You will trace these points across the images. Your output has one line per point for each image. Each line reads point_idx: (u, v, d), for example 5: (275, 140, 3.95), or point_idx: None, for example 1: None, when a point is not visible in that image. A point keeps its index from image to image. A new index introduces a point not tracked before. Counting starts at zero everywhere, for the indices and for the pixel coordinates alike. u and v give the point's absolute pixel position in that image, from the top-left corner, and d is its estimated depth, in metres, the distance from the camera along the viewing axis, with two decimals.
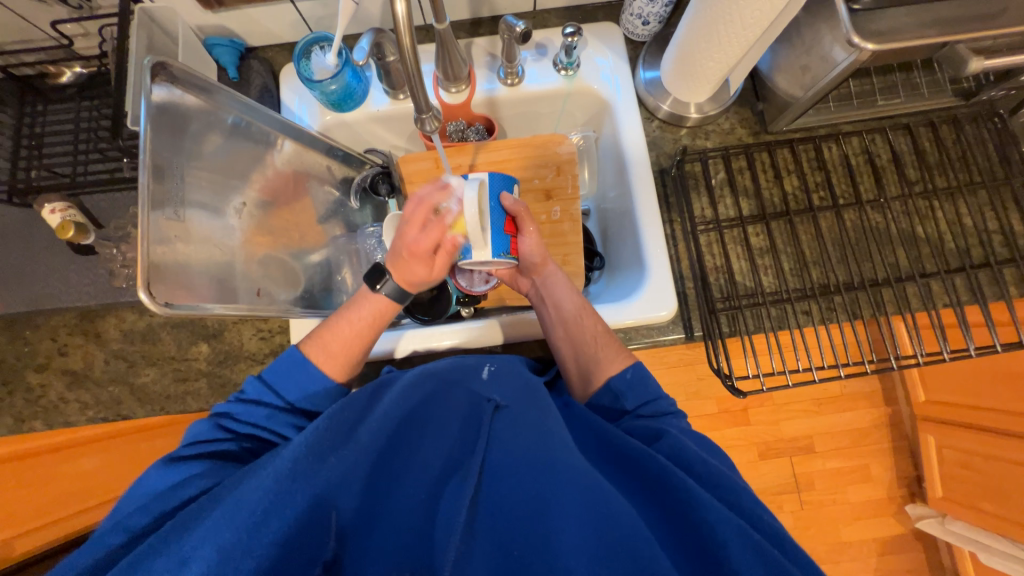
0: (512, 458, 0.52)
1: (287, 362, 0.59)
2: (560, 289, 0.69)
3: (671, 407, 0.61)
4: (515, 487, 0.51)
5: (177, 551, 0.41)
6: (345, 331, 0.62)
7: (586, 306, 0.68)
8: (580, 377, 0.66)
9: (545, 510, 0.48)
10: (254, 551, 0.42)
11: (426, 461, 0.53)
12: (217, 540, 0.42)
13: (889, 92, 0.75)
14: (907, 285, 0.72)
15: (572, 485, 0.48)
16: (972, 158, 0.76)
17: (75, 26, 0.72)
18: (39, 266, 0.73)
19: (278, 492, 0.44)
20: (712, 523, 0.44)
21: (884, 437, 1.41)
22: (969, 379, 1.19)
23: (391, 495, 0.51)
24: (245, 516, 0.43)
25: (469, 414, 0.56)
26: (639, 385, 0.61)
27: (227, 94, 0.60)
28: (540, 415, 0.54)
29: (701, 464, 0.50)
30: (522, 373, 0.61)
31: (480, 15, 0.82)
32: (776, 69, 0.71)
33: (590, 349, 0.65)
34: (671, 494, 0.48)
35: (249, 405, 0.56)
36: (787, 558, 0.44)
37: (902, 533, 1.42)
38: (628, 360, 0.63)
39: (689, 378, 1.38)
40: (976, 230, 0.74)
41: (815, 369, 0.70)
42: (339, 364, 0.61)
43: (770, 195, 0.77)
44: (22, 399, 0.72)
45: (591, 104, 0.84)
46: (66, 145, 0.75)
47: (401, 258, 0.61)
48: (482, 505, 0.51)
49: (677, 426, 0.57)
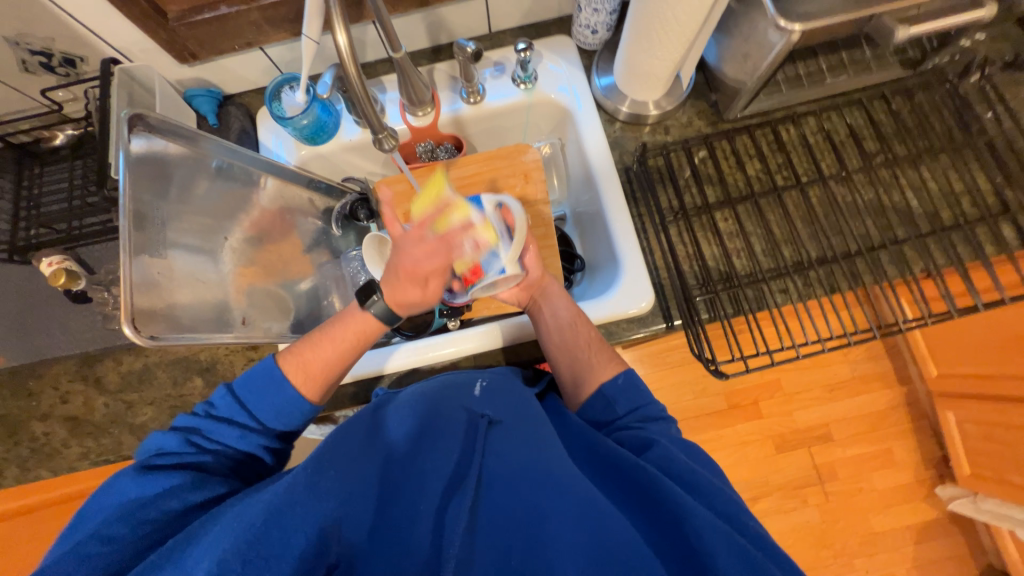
0: (509, 466, 0.50)
1: (264, 377, 0.58)
2: (556, 298, 0.70)
3: (663, 412, 0.60)
4: (513, 498, 0.48)
5: (178, 564, 0.41)
6: (326, 350, 0.61)
7: (580, 315, 0.69)
8: (573, 383, 0.65)
9: (542, 518, 0.46)
10: (254, 565, 0.40)
11: (426, 474, 0.49)
12: (216, 552, 0.40)
13: (837, 69, 0.76)
14: (881, 253, 0.73)
15: (567, 490, 0.47)
16: (930, 125, 0.77)
17: (65, 92, 0.78)
18: (39, 317, 0.77)
19: (283, 507, 0.43)
20: (700, 529, 0.43)
21: (902, 417, 1.38)
22: (968, 347, 1.16)
23: (390, 514, 0.47)
24: (245, 527, 0.41)
25: (462, 430, 0.54)
26: (630, 390, 0.61)
27: (213, 141, 0.64)
28: (535, 426, 0.55)
29: (689, 473, 0.49)
30: (515, 386, 0.62)
31: (439, 42, 0.86)
32: (722, 59, 0.74)
33: (584, 354, 0.65)
34: (659, 503, 0.46)
35: (218, 425, 0.56)
36: (773, 565, 0.44)
37: (937, 517, 1.35)
38: (620, 367, 0.64)
39: (693, 376, 1.37)
40: (943, 193, 0.75)
41: (798, 347, 0.68)
42: (318, 384, 0.60)
43: (735, 181, 0.79)
44: (27, 448, 0.74)
45: (553, 113, 0.88)
46: (61, 202, 0.80)
47: (398, 278, 0.60)
48: (481, 520, 0.47)
49: (667, 435, 0.56)
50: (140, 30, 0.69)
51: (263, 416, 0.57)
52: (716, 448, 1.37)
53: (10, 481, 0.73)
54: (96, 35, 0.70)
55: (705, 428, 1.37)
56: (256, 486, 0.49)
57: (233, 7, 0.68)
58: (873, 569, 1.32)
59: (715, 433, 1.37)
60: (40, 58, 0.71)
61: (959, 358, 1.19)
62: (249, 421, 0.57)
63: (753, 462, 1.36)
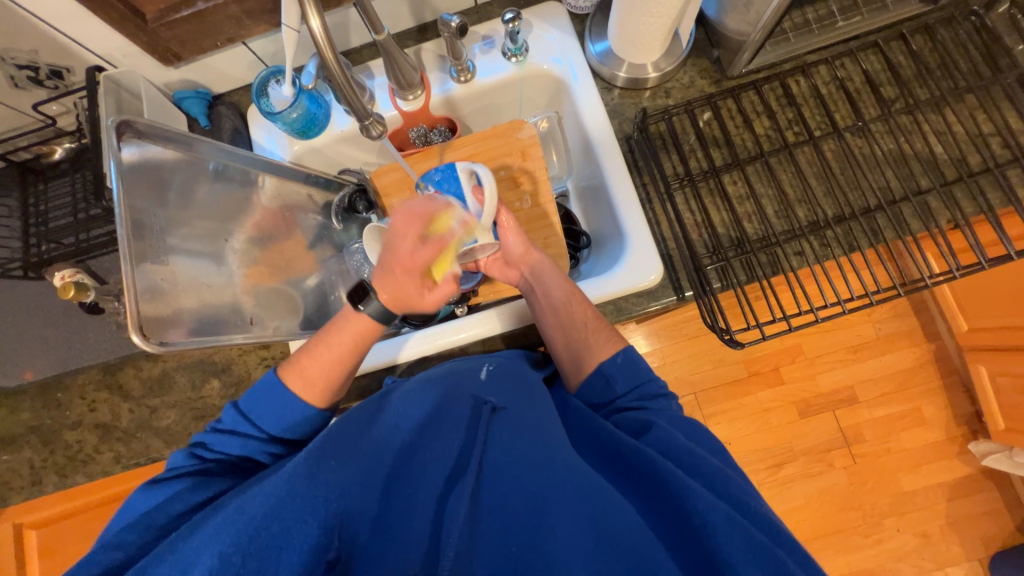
0: (511, 455, 0.49)
1: (265, 390, 0.59)
2: (548, 277, 0.68)
3: (664, 389, 0.59)
4: (517, 484, 0.47)
5: (179, 558, 0.42)
6: (323, 355, 0.60)
7: (577, 293, 0.66)
8: (573, 364, 0.63)
9: (543, 506, 0.46)
10: (254, 557, 0.41)
11: (426, 464, 0.50)
12: (217, 546, 0.41)
13: (850, 10, 0.71)
14: (902, 206, 0.68)
15: (570, 479, 0.46)
16: (954, 63, 0.72)
17: (57, 105, 0.78)
18: (59, 331, 0.79)
19: (281, 500, 0.43)
20: (703, 514, 0.42)
21: (931, 375, 1.33)
22: (1000, 299, 1.11)
23: (393, 505, 0.47)
24: (248, 520, 0.42)
25: (466, 418, 0.53)
26: (630, 369, 0.59)
27: (207, 143, 0.63)
28: (539, 413, 0.53)
29: (691, 456, 0.48)
30: (520, 372, 0.60)
31: (424, 20, 0.83)
32: (723, 11, 0.70)
33: (581, 336, 0.63)
34: (661, 486, 0.45)
35: (223, 438, 0.57)
36: (780, 549, 0.42)
37: (970, 474, 1.31)
38: (618, 345, 0.61)
39: (710, 346, 1.35)
40: (969, 137, 0.70)
41: (819, 310, 0.65)
42: (319, 390, 0.60)
43: (741, 141, 0.75)
44: (62, 456, 0.77)
45: (548, 85, 0.84)
46: (67, 216, 0.81)
47: (394, 278, 0.60)
48: (484, 505, 0.47)
49: (667, 414, 0.55)
50: (120, 35, 0.68)
51: (265, 424, 0.58)
52: (736, 418, 1.35)
53: (50, 488, 0.77)
54: (78, 44, 0.69)
55: (725, 398, 1.36)
56: (255, 479, 0.49)
57: (210, 2, 0.66)
58: (903, 529, 1.30)
59: (735, 403, 1.36)
60: (28, 73, 0.71)
61: (991, 311, 1.14)
62: (254, 431, 0.57)
63: (776, 429, 1.34)
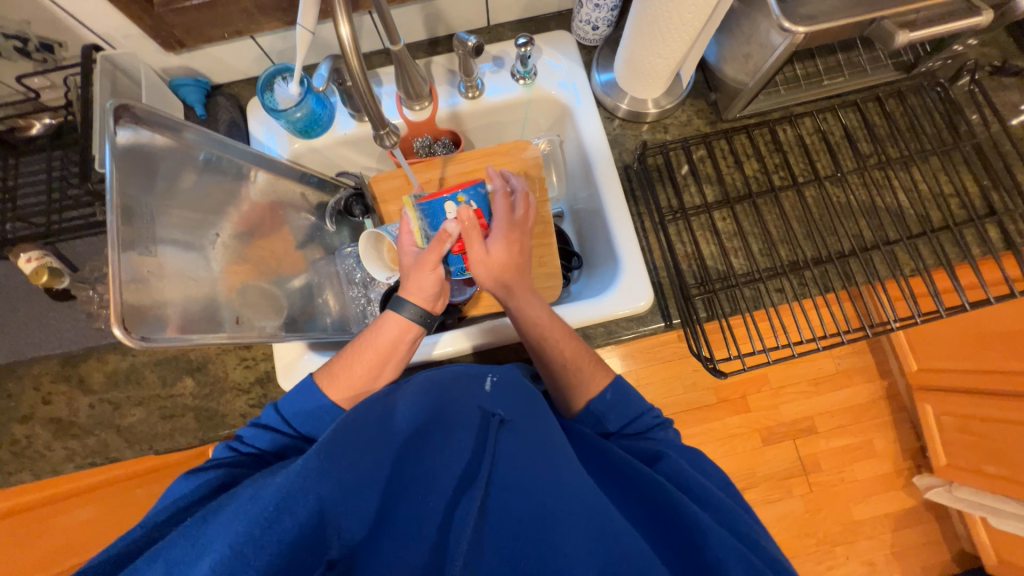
0: (520, 470, 0.49)
1: (299, 390, 0.59)
2: (528, 307, 0.65)
3: (656, 419, 0.62)
4: (525, 497, 0.47)
5: (192, 542, 0.40)
6: (350, 356, 0.62)
7: (559, 324, 0.66)
8: (562, 400, 0.64)
9: (550, 523, 0.45)
10: (268, 550, 0.39)
11: (436, 471, 0.49)
12: (228, 536, 0.39)
13: (834, 71, 0.78)
14: (873, 253, 0.74)
15: (578, 499, 0.46)
16: (921, 127, 0.79)
17: (42, 79, 0.75)
18: (16, 314, 0.74)
19: (293, 492, 0.41)
20: (715, 550, 0.43)
21: (882, 410, 1.42)
22: (948, 343, 1.19)
23: (399, 508, 0.47)
24: (259, 510, 0.40)
25: (474, 429, 0.53)
26: (619, 405, 0.61)
27: (198, 131, 0.61)
28: (543, 429, 0.53)
29: (700, 488, 0.50)
30: (525, 386, 0.59)
31: (436, 34, 0.85)
32: (723, 58, 0.75)
33: (565, 375, 0.63)
34: (673, 516, 0.46)
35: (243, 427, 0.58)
36: (772, 572, 0.44)
37: (913, 505, 1.39)
38: (607, 377, 0.63)
39: (683, 371, 1.39)
40: (932, 195, 0.77)
41: (794, 345, 0.68)
42: (342, 389, 0.59)
43: (732, 180, 0.80)
44: (7, 451, 0.71)
45: (552, 110, 0.87)
46: (39, 194, 0.76)
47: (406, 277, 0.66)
48: (489, 519, 0.48)
49: (668, 443, 0.58)
50: (124, 16, 0.66)
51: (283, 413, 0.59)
52: (705, 442, 1.39)
53: None
54: (76, 20, 0.67)
55: (695, 423, 1.40)
56: (268, 471, 0.48)
57: None
58: (852, 557, 1.37)
59: (704, 428, 1.40)
60: (15, 43, 0.68)
61: (939, 354, 1.23)
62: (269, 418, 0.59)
63: (742, 455, 1.39)
